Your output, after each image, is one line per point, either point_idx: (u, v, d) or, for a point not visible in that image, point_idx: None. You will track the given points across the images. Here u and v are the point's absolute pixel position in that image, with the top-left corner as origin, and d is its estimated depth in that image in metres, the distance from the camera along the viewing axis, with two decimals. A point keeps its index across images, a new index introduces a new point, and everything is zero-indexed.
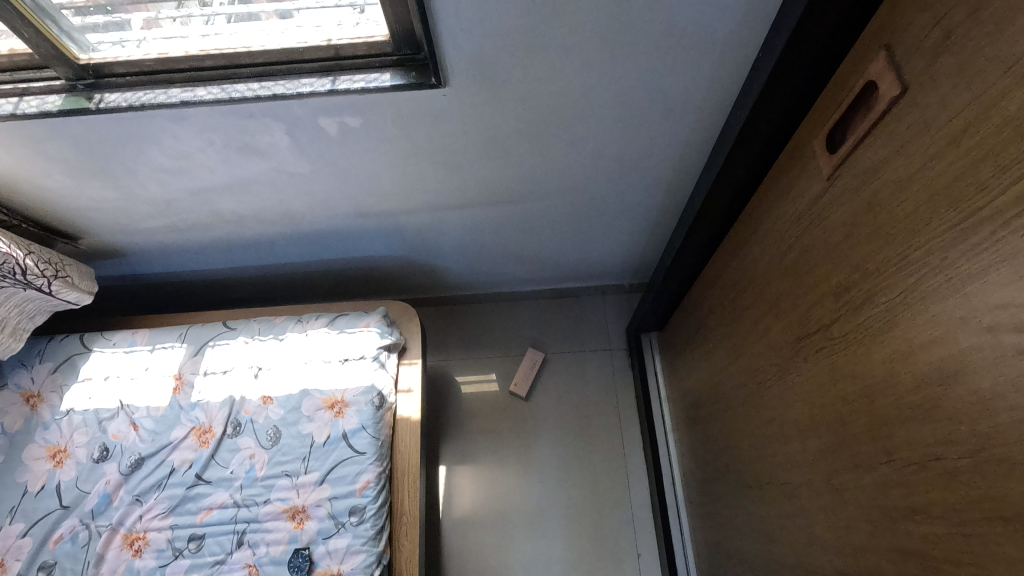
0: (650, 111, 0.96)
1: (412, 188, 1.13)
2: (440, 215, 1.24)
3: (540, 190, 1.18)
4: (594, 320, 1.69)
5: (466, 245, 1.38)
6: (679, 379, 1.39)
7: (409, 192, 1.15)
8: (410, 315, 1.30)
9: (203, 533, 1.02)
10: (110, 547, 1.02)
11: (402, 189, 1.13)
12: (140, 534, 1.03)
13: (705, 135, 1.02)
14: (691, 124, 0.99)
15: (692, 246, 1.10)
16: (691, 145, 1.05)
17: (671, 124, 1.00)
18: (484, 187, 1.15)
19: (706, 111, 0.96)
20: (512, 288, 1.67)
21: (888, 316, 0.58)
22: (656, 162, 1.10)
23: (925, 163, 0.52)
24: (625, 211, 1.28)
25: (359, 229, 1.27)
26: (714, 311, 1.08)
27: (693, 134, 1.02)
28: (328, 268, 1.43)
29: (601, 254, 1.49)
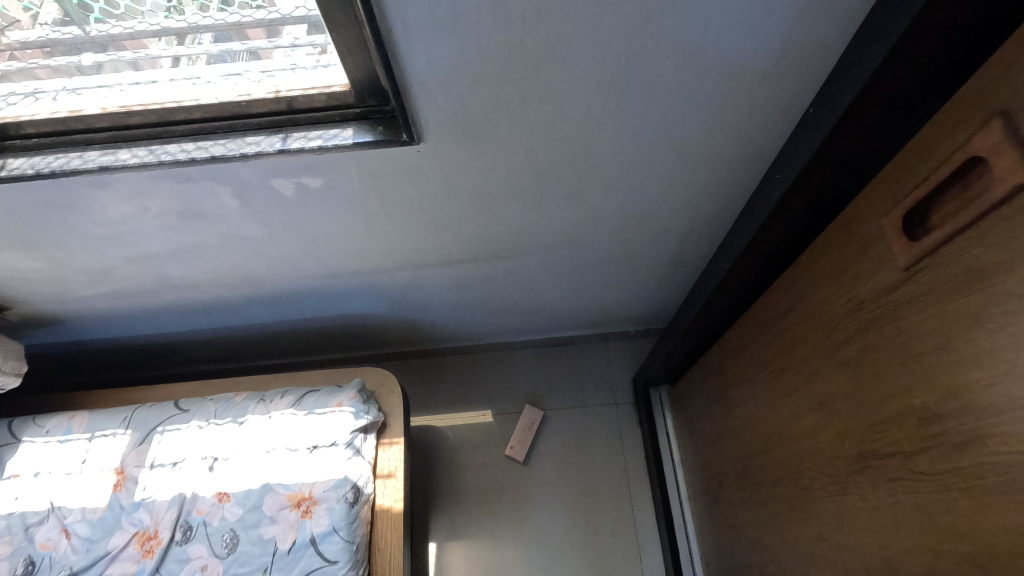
0: (663, 162, 0.82)
1: (388, 247, 0.99)
2: (423, 273, 1.09)
3: (536, 245, 1.04)
4: (597, 371, 1.55)
5: (454, 300, 1.24)
6: (695, 445, 1.24)
7: (387, 252, 1.00)
8: (391, 384, 1.15)
9: None
10: None
11: (376, 249, 0.99)
12: None
13: (726, 186, 0.88)
14: (711, 175, 0.86)
15: (714, 307, 0.95)
16: (710, 197, 0.91)
17: (687, 175, 0.86)
18: (471, 244, 1.01)
19: (728, 162, 0.83)
20: (506, 338, 1.53)
21: (1012, 478, 0.42)
22: (668, 214, 0.96)
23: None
24: (631, 262, 1.14)
25: (332, 290, 1.12)
26: (743, 386, 0.93)
27: (712, 185, 0.88)
28: (299, 328, 1.27)
29: (604, 303, 1.35)
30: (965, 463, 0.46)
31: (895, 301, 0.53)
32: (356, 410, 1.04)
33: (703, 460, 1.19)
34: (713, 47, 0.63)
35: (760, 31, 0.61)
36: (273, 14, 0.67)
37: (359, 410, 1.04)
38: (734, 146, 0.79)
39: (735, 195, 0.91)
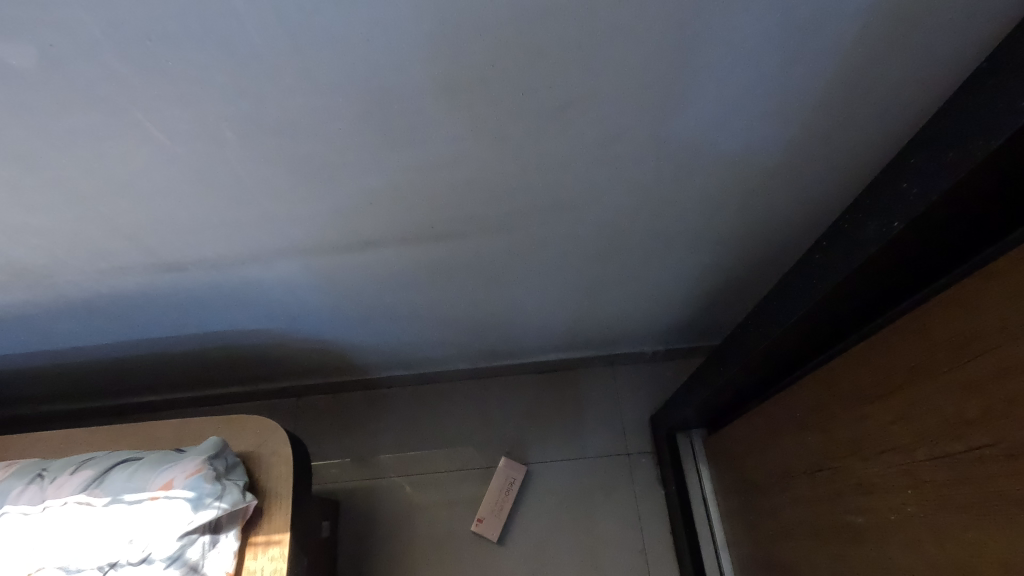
0: (744, 22, 0.42)
1: (247, 214, 0.57)
2: (325, 264, 0.67)
3: (507, 215, 0.62)
4: (598, 407, 1.13)
5: (389, 309, 0.82)
6: (753, 527, 0.82)
7: (244, 221, 0.58)
8: (277, 435, 0.73)
9: None
10: None
11: (226, 217, 0.57)
12: None
13: (848, 81, 0.48)
14: (829, 52, 0.45)
15: (827, 311, 0.53)
16: (813, 108, 0.51)
17: (783, 57, 0.45)
18: (394, 212, 0.59)
19: (869, 17, 0.42)
20: (474, 365, 1.11)
21: None
22: (732, 150, 0.56)
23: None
24: (659, 244, 0.73)
25: (181, 296, 0.71)
26: (870, 456, 0.51)
27: (823, 80, 0.48)
28: (156, 350, 0.86)
29: (608, 315, 0.94)
30: None
31: None
32: (196, 493, 0.61)
33: (767, 552, 0.77)
34: None
35: None
36: None
37: (202, 492, 0.61)
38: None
39: (859, 103, 0.50)
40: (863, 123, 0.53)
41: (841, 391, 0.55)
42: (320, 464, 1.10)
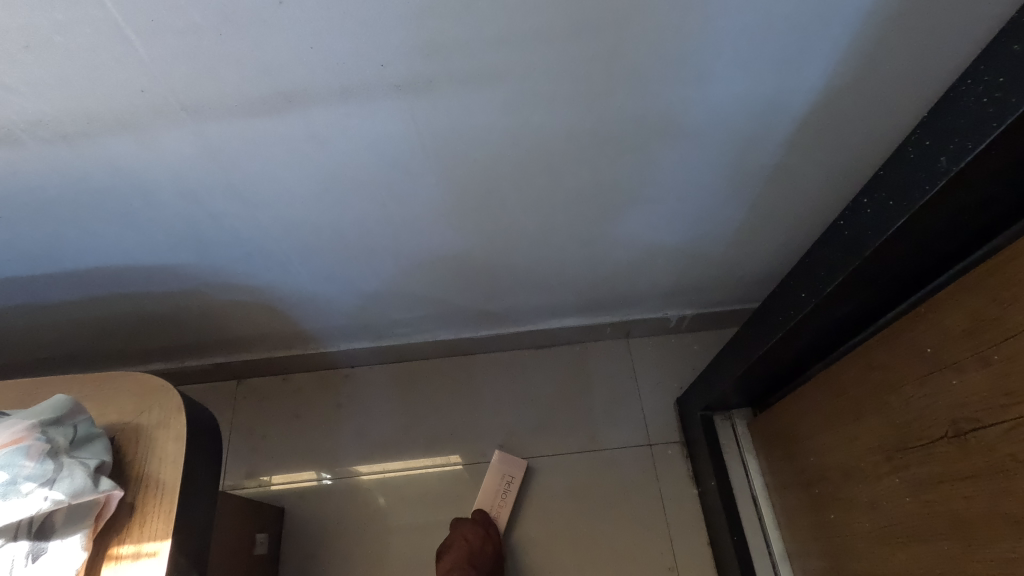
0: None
1: (80, 15, 0.36)
2: (232, 137, 0.46)
3: (499, 45, 0.42)
4: (611, 389, 0.91)
5: (338, 235, 0.61)
6: (829, 529, 0.60)
7: (82, 30, 0.37)
8: (165, 400, 0.49)
9: None
10: None
11: (51, 20, 0.36)
12: None
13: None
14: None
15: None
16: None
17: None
18: (324, 26, 0.38)
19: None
20: (458, 335, 0.90)
21: None
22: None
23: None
24: (708, 125, 0.52)
25: (29, 197, 0.50)
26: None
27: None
28: (27, 299, 0.64)
29: (626, 259, 0.74)
30: None
31: None
32: (8, 476, 0.39)
33: (858, 564, 0.55)
34: None
35: None
36: None
37: (16, 475, 0.39)
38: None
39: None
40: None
41: None
42: (263, 463, 0.88)
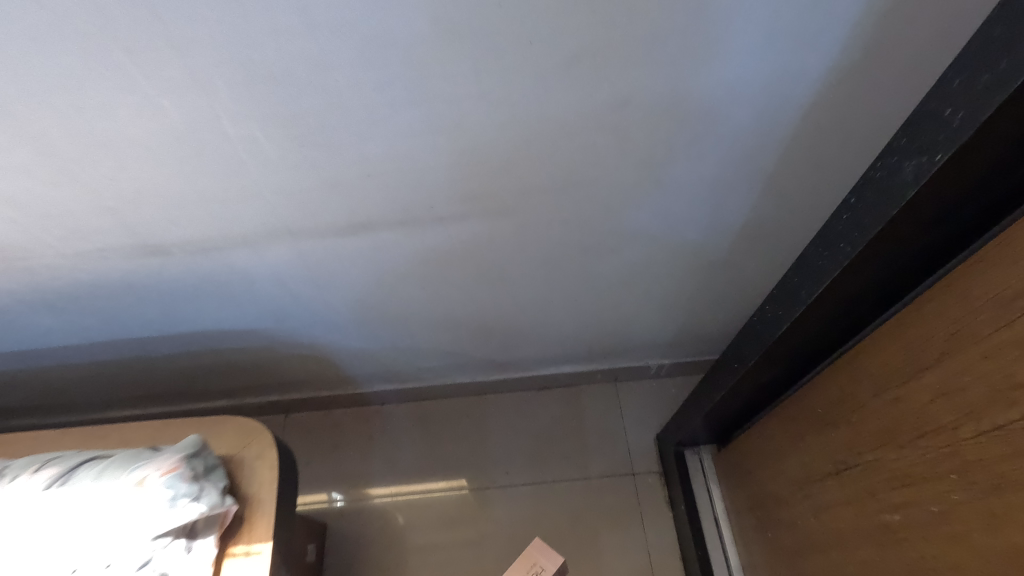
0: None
1: (234, 184, 0.53)
2: (319, 249, 0.64)
3: (512, 195, 0.59)
4: (601, 425, 1.07)
5: (384, 309, 0.78)
6: (767, 544, 0.76)
7: (234, 191, 0.54)
8: (261, 438, 0.67)
9: None
10: None
11: (216, 186, 0.53)
12: None
13: (881, 26, 0.45)
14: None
15: (857, 287, 0.48)
16: (843, 62, 0.48)
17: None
18: (396, 186, 0.56)
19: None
20: (474, 377, 1.06)
21: None
22: (755, 115, 0.52)
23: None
24: (668, 238, 0.69)
25: (164, 288, 0.67)
26: (911, 441, 0.46)
27: (857, 19, 0.45)
28: (139, 352, 0.82)
29: (612, 323, 0.91)
30: None
31: None
32: (172, 493, 0.55)
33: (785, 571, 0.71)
34: None
35: None
36: None
37: (177, 493, 0.56)
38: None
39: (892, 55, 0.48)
40: (893, 81, 0.50)
41: (874, 378, 0.51)
42: (307, 485, 1.04)
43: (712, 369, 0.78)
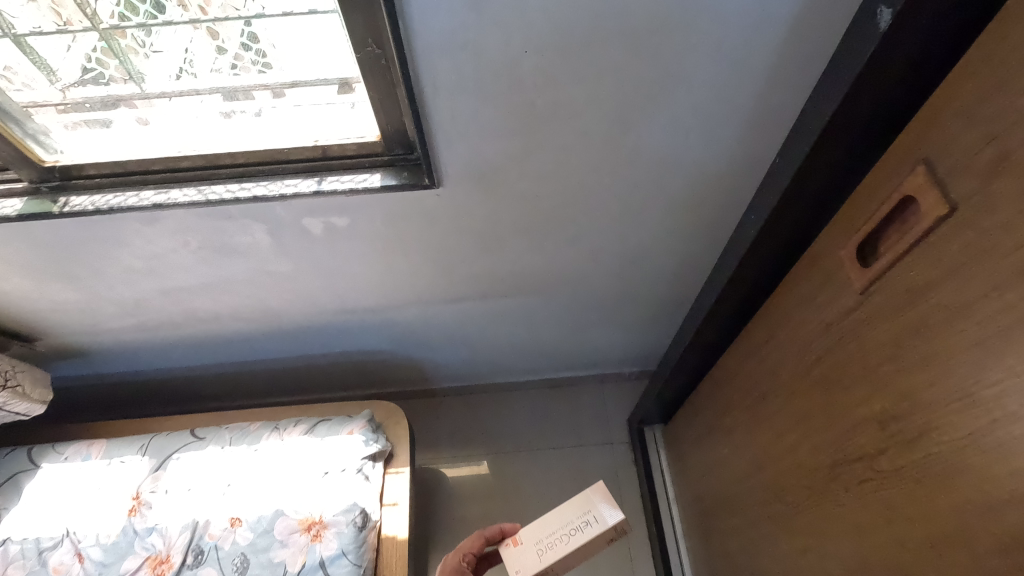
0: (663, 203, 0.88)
1: (399, 282, 1.04)
2: (432, 308, 1.14)
3: (539, 287, 1.09)
4: (594, 412, 1.56)
5: (459, 337, 1.27)
6: (688, 481, 1.26)
7: (398, 284, 1.05)
8: (397, 416, 1.21)
9: None
10: None
11: (390, 282, 1.04)
12: None
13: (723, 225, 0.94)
14: (709, 215, 0.91)
15: (706, 339, 0.99)
16: (712, 238, 0.96)
17: (681, 220, 0.92)
18: (481, 282, 1.06)
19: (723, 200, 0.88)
20: (508, 378, 1.56)
21: (953, 461, 0.49)
22: (668, 256, 1.01)
23: (993, 281, 0.43)
24: (629, 306, 1.19)
25: (340, 326, 1.18)
26: (731, 413, 0.98)
27: (709, 224, 0.93)
28: (306, 363, 1.32)
29: (600, 347, 1.40)
30: (915, 457, 0.53)
31: (854, 321, 0.60)
32: (365, 438, 1.10)
33: (696, 495, 1.21)
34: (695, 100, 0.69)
35: (731, 105, 0.71)
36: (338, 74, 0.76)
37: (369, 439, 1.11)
38: (729, 189, 0.85)
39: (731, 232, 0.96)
40: None
41: (721, 384, 1.01)
42: None
43: (655, 375, 1.29)
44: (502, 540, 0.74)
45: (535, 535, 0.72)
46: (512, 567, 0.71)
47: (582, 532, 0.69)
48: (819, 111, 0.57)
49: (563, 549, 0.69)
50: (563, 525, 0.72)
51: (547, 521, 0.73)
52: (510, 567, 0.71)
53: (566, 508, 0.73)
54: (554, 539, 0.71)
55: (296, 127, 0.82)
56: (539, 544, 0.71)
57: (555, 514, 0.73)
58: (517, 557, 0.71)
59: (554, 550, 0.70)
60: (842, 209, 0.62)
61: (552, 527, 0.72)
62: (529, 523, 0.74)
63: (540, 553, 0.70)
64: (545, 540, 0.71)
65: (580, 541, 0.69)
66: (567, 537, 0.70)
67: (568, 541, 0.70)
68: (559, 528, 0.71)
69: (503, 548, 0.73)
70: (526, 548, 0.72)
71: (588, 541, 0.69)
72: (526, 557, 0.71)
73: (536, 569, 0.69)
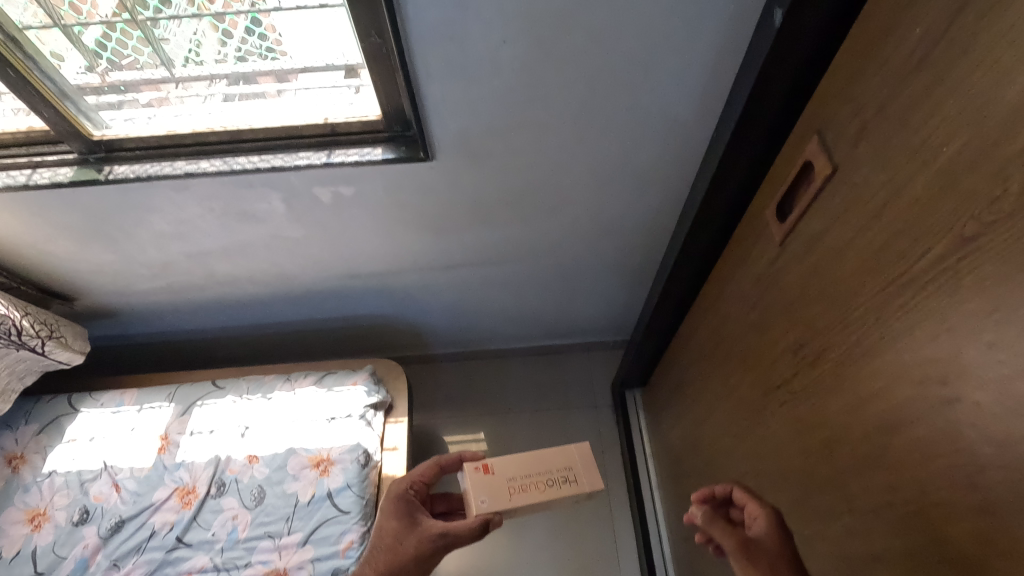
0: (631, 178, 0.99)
1: (398, 249, 1.16)
2: (429, 275, 1.26)
3: (525, 256, 1.21)
4: (580, 378, 1.68)
5: (453, 303, 1.39)
6: (661, 435, 1.38)
7: (398, 250, 1.17)
8: (397, 373, 1.34)
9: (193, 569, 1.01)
10: None
11: (391, 249, 1.16)
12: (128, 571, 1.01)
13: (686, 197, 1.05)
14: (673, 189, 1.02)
15: (672, 301, 1.11)
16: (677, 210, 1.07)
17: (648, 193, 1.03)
18: (472, 250, 1.18)
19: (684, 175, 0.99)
20: (500, 346, 1.68)
21: (838, 373, 0.61)
22: (639, 228, 1.13)
23: (859, 224, 0.55)
24: (608, 275, 1.31)
25: (345, 290, 1.30)
26: (693, 365, 1.10)
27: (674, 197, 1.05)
28: (313, 326, 1.44)
29: (583, 316, 1.52)
30: (815, 375, 0.65)
31: (776, 269, 0.72)
32: (368, 389, 1.23)
33: (667, 447, 1.33)
34: (652, 87, 0.80)
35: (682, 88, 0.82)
36: (342, 58, 0.89)
37: (372, 390, 1.24)
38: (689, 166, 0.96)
39: None
40: None
41: (685, 341, 1.13)
42: None
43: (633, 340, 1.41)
44: (474, 466, 0.76)
45: (507, 471, 0.75)
46: (478, 496, 0.73)
47: (561, 486, 0.74)
48: (744, 92, 0.68)
49: (537, 494, 0.73)
50: (539, 472, 0.75)
51: (523, 462, 0.76)
52: (475, 495, 0.73)
53: (547, 458, 0.77)
54: (528, 483, 0.74)
55: (307, 110, 0.94)
56: (510, 480, 0.74)
57: (535, 459, 0.77)
58: (486, 486, 0.74)
59: (525, 493, 0.73)
60: (769, 176, 0.74)
61: (529, 471, 0.75)
62: (504, 457, 0.76)
63: (511, 490, 0.74)
64: (518, 479, 0.74)
65: (557, 494, 0.73)
66: (543, 486, 0.74)
67: (543, 489, 0.74)
68: (537, 475, 0.75)
69: (472, 474, 0.75)
70: (496, 480, 0.74)
71: (565, 495, 0.73)
72: (495, 490, 0.73)
73: (504, 506, 0.72)
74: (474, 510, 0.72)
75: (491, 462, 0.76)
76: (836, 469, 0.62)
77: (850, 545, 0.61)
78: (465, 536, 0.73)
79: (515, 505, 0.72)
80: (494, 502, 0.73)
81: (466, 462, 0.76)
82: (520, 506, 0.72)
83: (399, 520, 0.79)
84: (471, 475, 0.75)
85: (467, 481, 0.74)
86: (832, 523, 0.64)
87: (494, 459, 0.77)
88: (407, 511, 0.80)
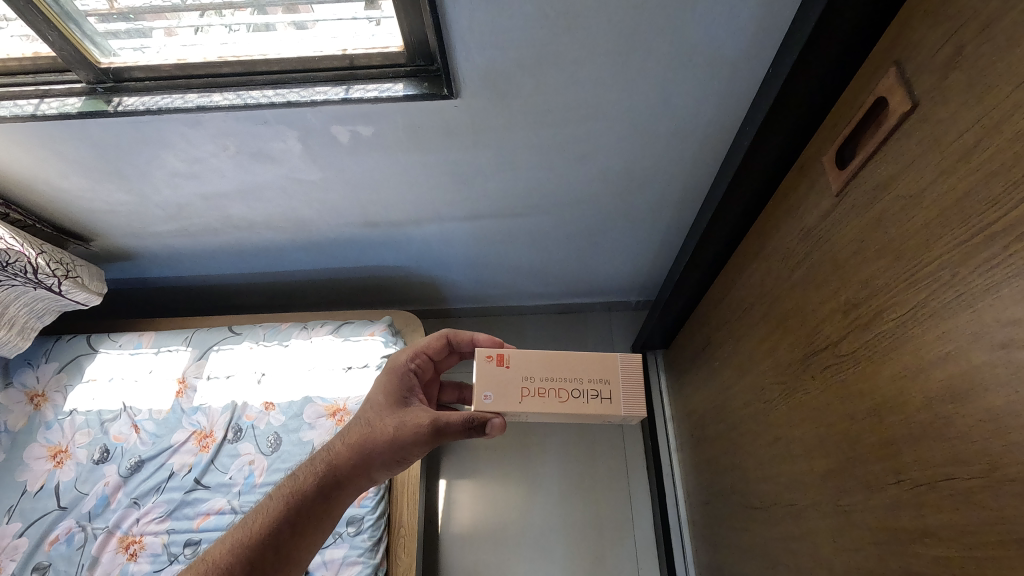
0: (668, 124, 0.92)
1: (418, 195, 1.11)
2: (448, 224, 1.21)
3: (549, 207, 1.15)
4: (599, 337, 1.64)
5: (473, 256, 1.35)
6: (682, 398, 1.34)
7: (417, 197, 1.11)
8: (415, 326, 1.31)
9: (208, 512, 1.01)
10: (125, 521, 1.01)
11: (410, 194, 1.11)
12: (146, 513, 1.02)
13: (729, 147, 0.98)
14: (712, 139, 0.95)
15: (705, 257, 1.05)
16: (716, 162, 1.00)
17: (687, 142, 0.96)
18: (494, 199, 1.12)
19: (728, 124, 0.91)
20: (520, 302, 1.64)
21: (898, 335, 0.55)
22: (673, 180, 1.06)
23: (942, 166, 0.49)
24: (636, 231, 1.25)
25: (363, 238, 1.26)
26: (724, 325, 1.04)
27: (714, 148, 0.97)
28: (330, 276, 1.41)
29: (607, 274, 1.47)
30: (869, 335, 0.60)
31: (830, 220, 0.66)
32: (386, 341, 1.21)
33: (688, 410, 1.29)
34: (705, 16, 0.73)
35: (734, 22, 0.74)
36: None
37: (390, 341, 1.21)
38: (734, 112, 0.89)
39: None
40: None
41: (717, 300, 1.08)
42: None
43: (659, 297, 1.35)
44: (487, 355, 0.72)
45: (526, 369, 0.72)
46: (484, 391, 0.71)
47: (589, 400, 0.71)
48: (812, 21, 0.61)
49: (554, 402, 0.71)
50: (563, 378, 0.72)
51: (548, 364, 0.73)
52: (483, 387, 0.71)
53: (579, 366, 0.73)
54: (548, 389, 0.72)
55: (321, 43, 0.88)
56: (527, 380, 0.72)
57: (563, 365, 0.73)
58: (499, 383, 0.71)
59: (537, 397, 0.71)
60: (829, 118, 0.68)
61: (552, 376, 0.72)
62: (524, 355, 0.73)
63: (524, 392, 0.71)
64: (536, 381, 0.72)
65: (581, 406, 0.70)
66: (564, 395, 0.71)
67: (564, 399, 0.71)
68: (560, 382, 0.72)
69: (484, 363, 0.72)
70: (511, 378, 0.72)
71: (589, 410, 0.71)
72: (507, 388, 0.71)
73: (512, 408, 0.70)
74: (476, 404, 0.70)
75: (509, 355, 0.73)
76: (885, 437, 0.58)
77: (896, 519, 0.56)
78: (456, 428, 0.71)
79: (526, 408, 0.71)
80: (503, 400, 0.71)
81: (479, 349, 0.73)
82: (531, 409, 0.71)
83: (391, 395, 0.79)
84: (485, 364, 0.72)
85: (478, 370, 0.72)
86: (874, 494, 0.60)
87: (513, 354, 0.73)
88: (408, 388, 0.80)
